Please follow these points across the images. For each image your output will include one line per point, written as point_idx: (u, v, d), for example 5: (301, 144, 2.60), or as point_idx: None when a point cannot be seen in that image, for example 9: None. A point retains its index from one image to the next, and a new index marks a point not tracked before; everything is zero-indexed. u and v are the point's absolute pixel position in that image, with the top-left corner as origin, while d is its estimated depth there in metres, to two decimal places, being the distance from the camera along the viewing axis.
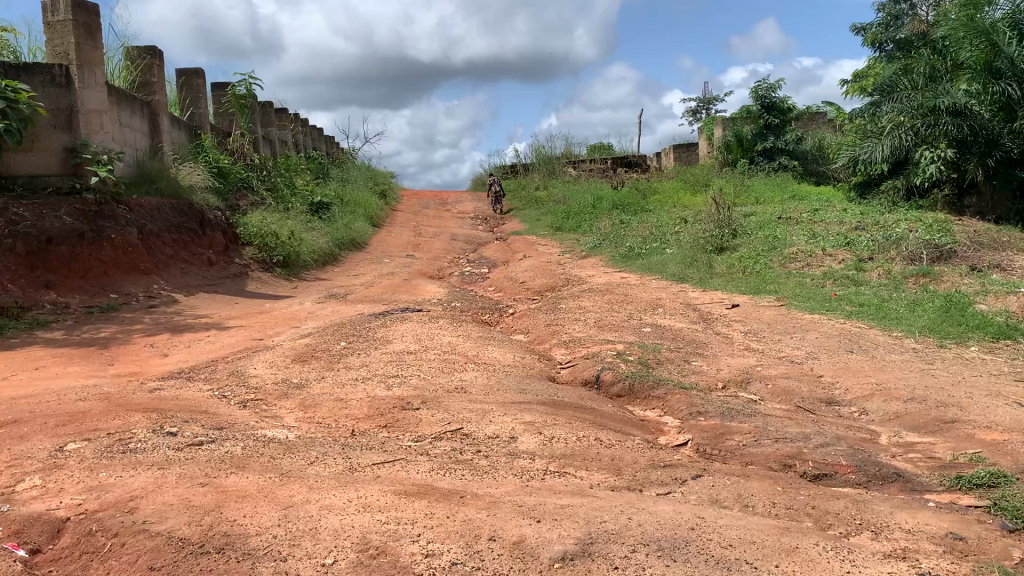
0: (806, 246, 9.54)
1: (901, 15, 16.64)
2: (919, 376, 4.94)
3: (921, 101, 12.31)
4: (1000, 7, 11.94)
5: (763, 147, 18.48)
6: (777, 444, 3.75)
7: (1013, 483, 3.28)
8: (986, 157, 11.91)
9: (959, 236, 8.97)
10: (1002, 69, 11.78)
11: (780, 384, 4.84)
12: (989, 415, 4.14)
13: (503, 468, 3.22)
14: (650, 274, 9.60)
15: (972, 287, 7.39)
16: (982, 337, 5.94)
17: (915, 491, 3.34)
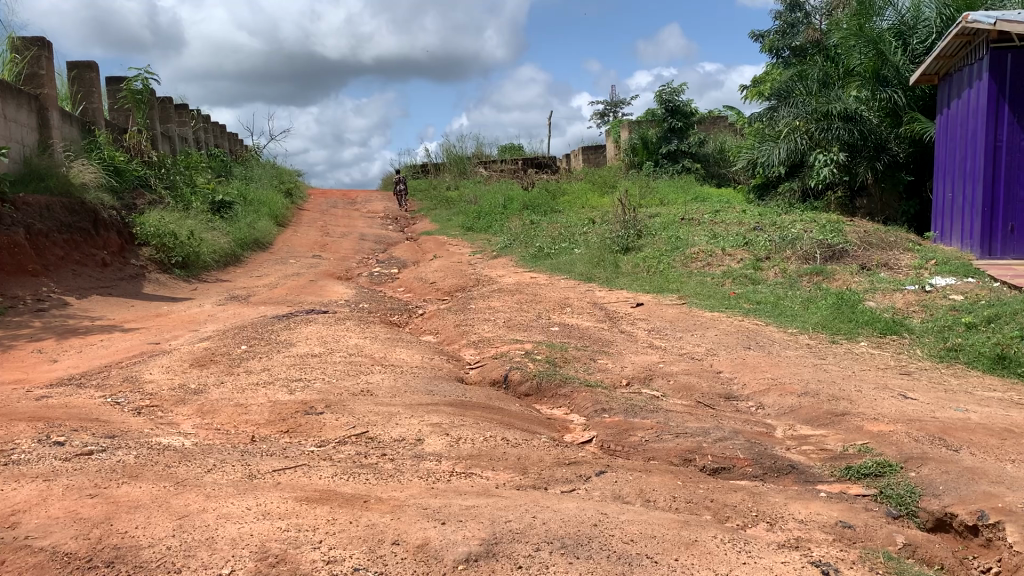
0: (707, 246, 9.80)
1: (797, 23, 17.32)
2: (812, 370, 5.13)
3: (814, 106, 12.85)
4: (887, 18, 12.42)
5: (668, 149, 18.94)
6: (678, 439, 3.84)
7: (897, 472, 3.44)
8: (876, 161, 12.48)
9: (850, 237, 9.37)
10: (888, 78, 12.25)
11: (681, 380, 4.96)
12: (876, 407, 4.33)
13: (409, 471, 3.20)
14: (559, 274, 9.71)
15: (862, 284, 7.73)
16: (871, 333, 6.22)
17: (807, 482, 3.46)
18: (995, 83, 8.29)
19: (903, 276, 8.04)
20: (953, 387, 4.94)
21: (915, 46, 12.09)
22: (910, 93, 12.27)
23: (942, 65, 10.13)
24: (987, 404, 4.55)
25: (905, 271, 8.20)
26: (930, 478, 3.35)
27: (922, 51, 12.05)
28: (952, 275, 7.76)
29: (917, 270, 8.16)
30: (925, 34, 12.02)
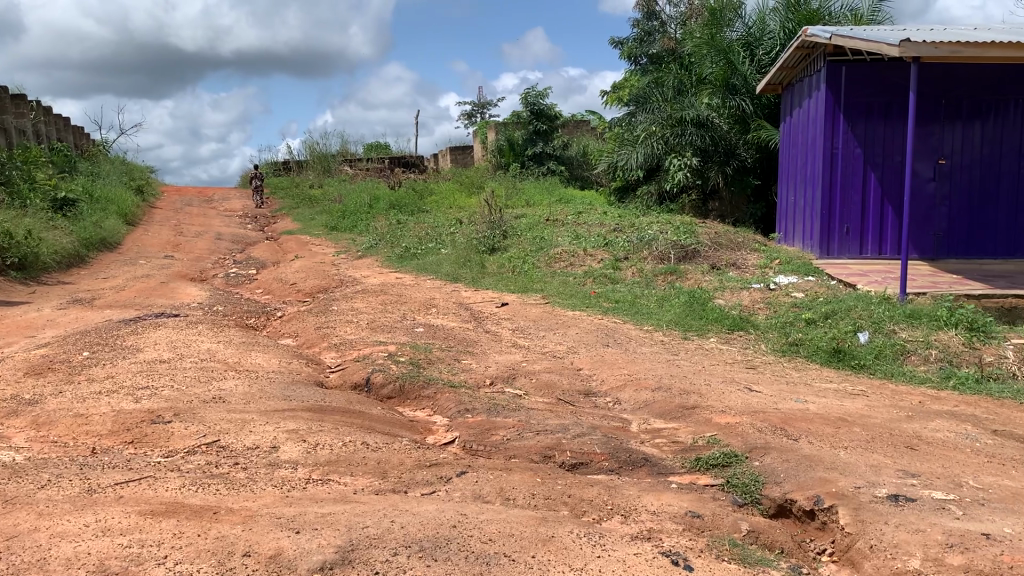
0: (570, 247, 10.01)
1: (653, 32, 17.94)
2: (666, 366, 5.33)
3: (669, 112, 13.38)
4: (736, 29, 13.09)
5: (533, 151, 19.22)
6: (538, 436, 3.88)
7: (743, 461, 3.62)
8: (726, 165, 13.14)
9: (702, 238, 9.79)
10: (737, 86, 12.87)
11: (543, 378, 5.03)
12: (725, 400, 4.54)
13: (262, 479, 3.10)
14: (424, 273, 9.66)
15: (713, 283, 8.08)
16: (720, 329, 6.52)
17: (660, 474, 3.59)
18: (832, 94, 8.83)
19: (750, 274, 8.47)
20: (794, 379, 5.25)
21: (761, 56, 12.75)
22: (757, 101, 12.91)
23: (785, 76, 10.75)
24: (824, 395, 4.86)
25: (751, 270, 8.64)
26: (772, 467, 3.54)
27: (768, 62, 12.71)
28: (794, 273, 8.23)
29: (763, 269, 8.61)
30: (769, 47, 12.70)
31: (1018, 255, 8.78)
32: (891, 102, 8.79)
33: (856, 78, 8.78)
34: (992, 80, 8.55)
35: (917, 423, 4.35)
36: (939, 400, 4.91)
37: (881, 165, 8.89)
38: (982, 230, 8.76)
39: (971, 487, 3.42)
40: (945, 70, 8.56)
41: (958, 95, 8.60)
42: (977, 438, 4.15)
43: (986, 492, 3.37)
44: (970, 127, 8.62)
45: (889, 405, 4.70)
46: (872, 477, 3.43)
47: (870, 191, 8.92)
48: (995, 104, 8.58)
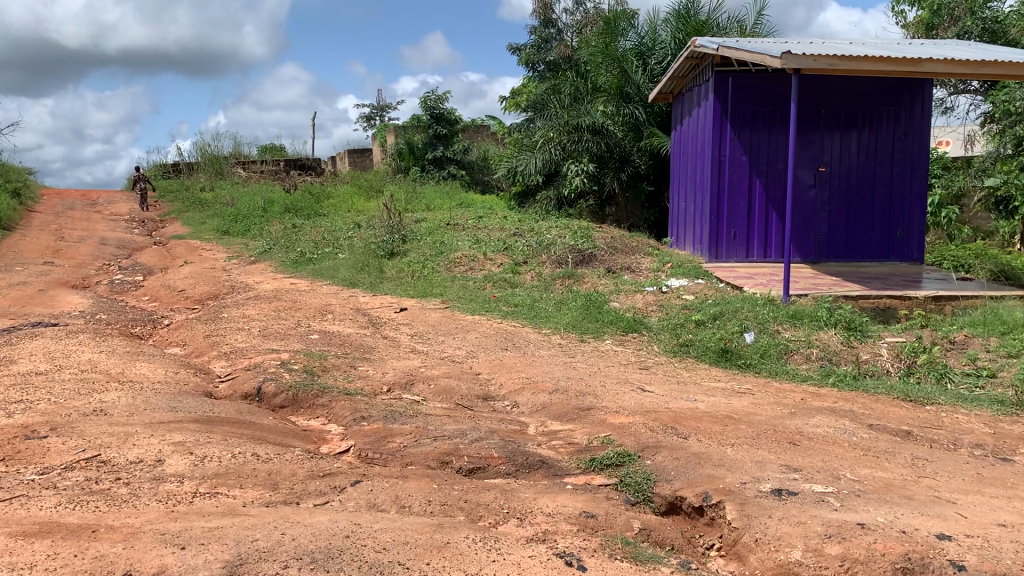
0: (470, 251, 10.02)
1: (550, 39, 18.15)
2: (563, 368, 5.40)
3: (566, 119, 13.55)
4: (629, 39, 13.35)
5: (433, 156, 19.15)
6: (435, 442, 3.86)
7: (635, 461, 3.70)
8: (620, 172, 13.42)
9: (598, 242, 9.97)
10: (631, 94, 13.17)
11: (441, 383, 5.02)
12: (619, 401, 4.63)
13: (146, 495, 2.97)
14: (320, 279, 9.50)
15: (608, 286, 8.23)
16: (615, 331, 6.65)
17: (556, 475, 3.62)
18: (720, 104, 9.13)
19: (644, 278, 8.67)
20: (685, 378, 5.41)
21: (653, 66, 13.11)
22: (650, 110, 13.27)
23: (676, 85, 11.06)
24: (713, 394, 5.02)
25: (645, 273, 8.86)
26: (663, 465, 3.64)
27: (660, 71, 13.07)
28: (685, 276, 8.49)
29: (656, 273, 8.83)
30: (661, 56, 13.08)
31: (892, 258, 9.28)
32: (775, 112, 9.16)
33: (742, 88, 9.11)
34: (867, 92, 9.00)
35: (799, 419, 4.54)
36: (820, 396, 5.15)
37: (766, 172, 9.26)
38: (860, 234, 9.22)
39: (849, 479, 3.60)
40: (824, 82, 8.98)
41: (836, 105, 9.03)
42: (854, 432, 4.37)
43: (861, 483, 3.55)
44: (848, 137, 9.07)
45: (773, 403, 4.90)
46: (757, 473, 3.56)
47: (756, 197, 9.27)
48: (870, 115, 9.05)
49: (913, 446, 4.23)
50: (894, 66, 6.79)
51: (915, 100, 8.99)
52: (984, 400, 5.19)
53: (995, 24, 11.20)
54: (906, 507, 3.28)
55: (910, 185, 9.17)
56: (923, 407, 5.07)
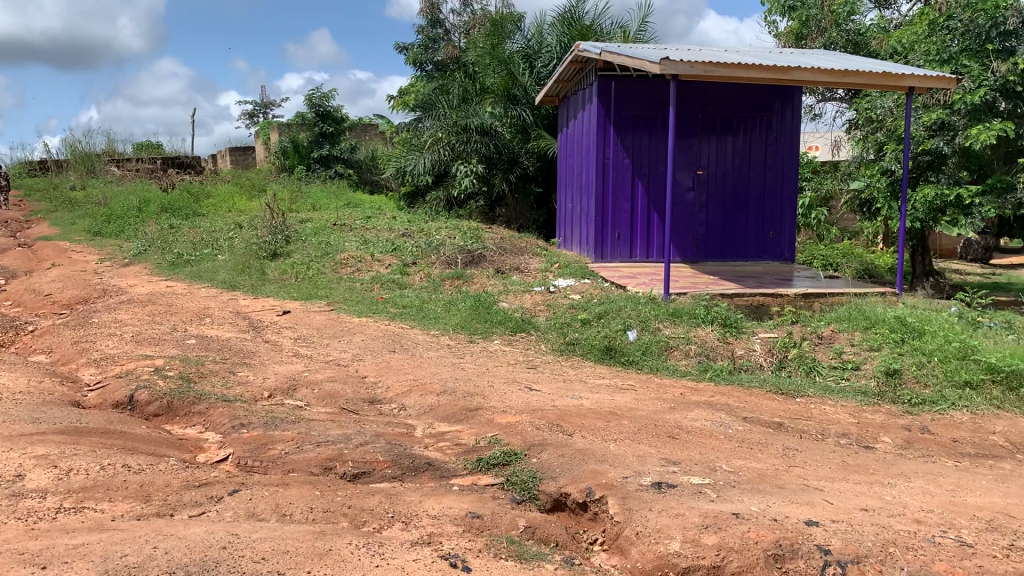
0: (356, 252, 9.88)
1: (438, 39, 18.18)
2: (451, 369, 5.39)
3: (454, 119, 13.47)
4: (516, 41, 13.48)
5: (320, 154, 18.76)
6: (318, 448, 3.78)
7: (521, 459, 3.73)
8: (509, 173, 13.52)
9: (487, 242, 10.01)
10: (518, 96, 13.34)
11: (325, 388, 4.92)
12: (506, 400, 4.66)
13: (4, 513, 2.80)
14: (199, 281, 9.17)
15: (497, 287, 8.27)
16: (503, 330, 6.68)
17: (443, 477, 3.59)
18: (603, 108, 9.31)
19: (532, 278, 8.76)
20: (571, 376, 5.49)
21: (539, 69, 13.28)
22: (537, 112, 13.52)
23: (562, 87, 11.23)
24: (597, 390, 5.12)
25: (533, 273, 8.96)
26: (548, 463, 3.68)
27: (546, 74, 13.30)
28: (572, 276, 8.64)
29: (544, 273, 8.93)
30: (547, 59, 13.24)
31: (765, 257, 9.71)
32: (655, 116, 9.42)
33: (625, 92, 9.31)
34: (741, 98, 9.36)
35: (679, 414, 4.68)
36: (698, 391, 5.33)
37: (648, 175, 9.51)
38: (735, 235, 9.60)
39: (724, 470, 3.74)
40: (702, 88, 9.29)
41: (713, 111, 9.35)
42: (729, 425, 4.54)
43: (736, 474, 3.70)
44: (723, 141, 9.41)
45: (654, 398, 5.04)
46: (638, 467, 3.65)
47: (638, 199, 9.51)
48: (744, 120, 9.42)
49: (784, 437, 4.44)
50: (766, 74, 7.08)
51: (785, 106, 9.42)
52: (849, 391, 5.49)
53: (857, 36, 11.83)
54: (777, 496, 3.43)
55: (781, 188, 9.60)
56: (794, 399, 5.33)
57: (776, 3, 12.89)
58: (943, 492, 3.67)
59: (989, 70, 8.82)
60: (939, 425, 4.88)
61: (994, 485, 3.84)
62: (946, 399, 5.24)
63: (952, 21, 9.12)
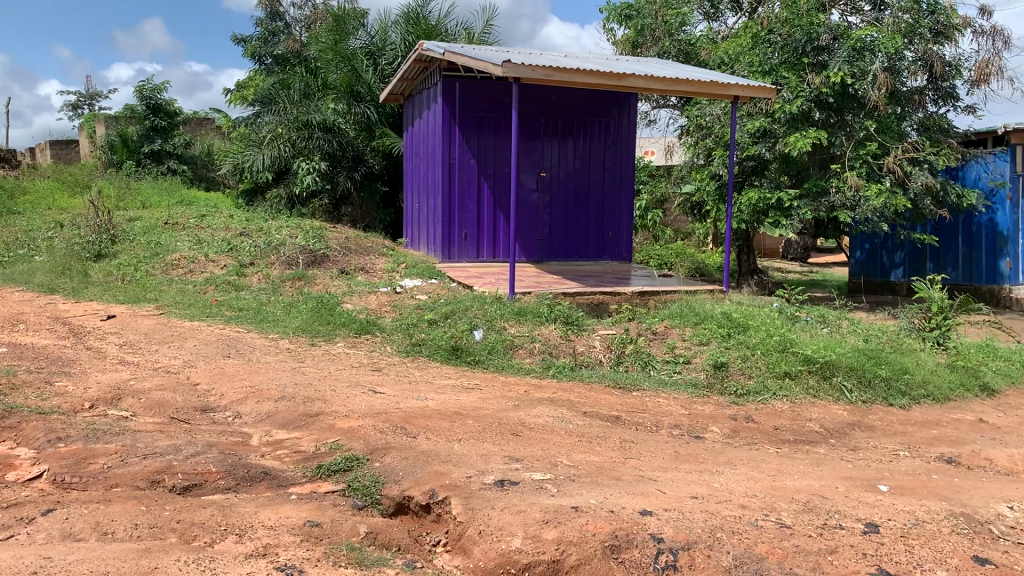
0: (190, 252, 9.43)
1: (277, 32, 17.59)
2: (290, 374, 5.23)
3: (295, 115, 13.13)
4: (359, 38, 13.25)
5: (151, 149, 17.79)
6: (144, 461, 3.57)
7: (364, 464, 3.67)
8: (354, 171, 13.33)
9: (330, 242, 9.81)
10: (361, 93, 13.26)
11: (153, 397, 4.65)
12: (348, 404, 4.58)
13: None
14: (12, 285, 8.46)
15: (340, 287, 8.12)
16: (347, 333, 6.55)
17: (280, 485, 3.46)
18: (447, 108, 9.29)
19: (378, 278, 8.66)
20: (416, 377, 5.46)
21: (383, 67, 13.25)
22: (381, 110, 13.46)
23: (405, 87, 11.23)
24: (442, 391, 5.12)
25: (379, 274, 8.85)
26: (391, 466, 3.63)
27: (390, 73, 13.27)
28: (419, 276, 8.61)
29: (389, 273, 8.85)
30: (391, 57, 13.22)
31: (605, 257, 10.04)
32: (498, 118, 9.52)
33: (469, 93, 9.35)
34: (581, 102, 9.63)
35: (522, 411, 4.75)
36: (541, 388, 5.43)
37: (493, 176, 9.61)
38: (577, 236, 9.85)
39: (565, 465, 3.82)
40: (544, 92, 9.47)
41: (555, 114, 9.55)
42: (571, 420, 4.65)
43: (576, 468, 3.79)
44: (565, 144, 9.64)
45: (499, 396, 5.10)
46: (482, 466, 3.67)
47: (483, 200, 9.59)
48: (584, 124, 9.69)
49: (621, 430, 4.59)
50: (603, 80, 7.30)
51: (621, 111, 9.79)
52: (681, 384, 5.76)
53: (688, 46, 12.46)
54: (614, 487, 3.54)
55: (619, 191, 9.96)
56: (630, 393, 5.53)
57: (613, 12, 13.30)
58: (765, 477, 3.91)
59: (805, 82, 9.47)
60: (762, 414, 5.19)
61: (811, 469, 4.12)
62: (768, 389, 5.60)
63: (772, 35, 9.76)
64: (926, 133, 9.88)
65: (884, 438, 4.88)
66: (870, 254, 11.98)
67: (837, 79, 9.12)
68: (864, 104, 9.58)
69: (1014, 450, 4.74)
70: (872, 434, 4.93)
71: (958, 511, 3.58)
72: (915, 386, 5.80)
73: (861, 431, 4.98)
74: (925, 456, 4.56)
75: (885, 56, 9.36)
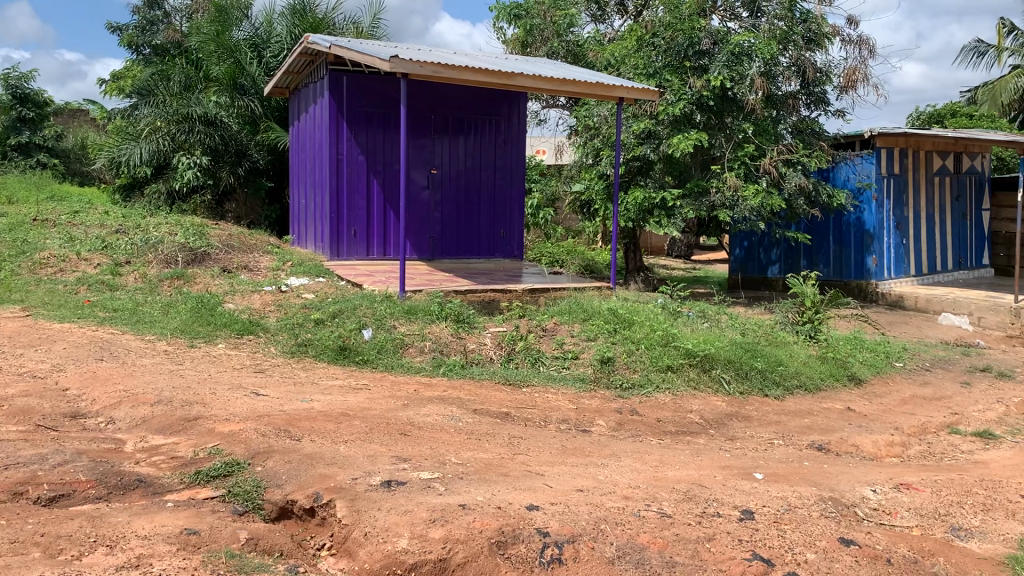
0: (60, 250, 8.96)
1: (156, 21, 16.96)
2: (168, 377, 5.03)
3: (175, 107, 12.56)
4: (243, 29, 13.00)
5: (18, 141, 16.75)
6: (6, 472, 3.36)
7: (245, 469, 3.56)
8: (237, 166, 12.92)
9: (212, 240, 9.50)
10: (245, 87, 12.87)
11: (18, 404, 4.39)
12: (229, 408, 4.44)
13: None
14: None
15: (221, 287, 7.85)
16: (229, 334, 6.35)
17: (156, 493, 3.32)
18: (335, 102, 9.13)
19: (262, 278, 8.42)
20: (302, 379, 5.34)
21: (268, 59, 12.96)
22: (266, 103, 13.12)
23: (291, 79, 10.93)
24: (329, 392, 5.03)
25: (263, 273, 8.61)
26: (274, 470, 3.55)
27: (275, 65, 12.99)
28: (305, 275, 8.41)
29: (274, 272, 8.63)
30: (277, 50, 12.98)
31: (497, 255, 10.10)
32: (388, 114, 9.43)
33: (357, 88, 9.22)
34: (472, 100, 9.65)
35: (410, 410, 4.72)
36: (431, 387, 5.41)
37: (382, 172, 9.51)
38: (469, 233, 9.86)
39: (453, 463, 3.82)
40: (434, 89, 9.43)
41: (445, 111, 9.53)
42: (460, 418, 4.66)
43: (464, 466, 3.79)
44: (456, 141, 9.63)
45: (387, 396, 5.05)
46: (368, 467, 3.63)
47: (373, 197, 9.48)
48: (475, 122, 9.72)
49: (510, 426, 4.63)
50: (491, 78, 7.32)
51: (512, 110, 9.86)
52: (569, 379, 5.85)
53: (576, 48, 12.68)
54: (502, 484, 3.56)
55: (510, 189, 10.04)
56: (520, 389, 5.58)
57: (503, 11, 13.33)
58: (648, 468, 4.02)
59: (686, 84, 9.76)
60: (646, 407, 5.33)
61: (691, 459, 4.26)
62: (652, 382, 5.75)
63: (655, 38, 10.00)
64: (798, 135, 10.34)
65: (759, 427, 5.09)
66: (748, 252, 12.54)
67: (718, 82, 9.45)
68: (742, 108, 9.97)
69: (878, 436, 5.03)
70: (748, 424, 5.14)
71: (827, 496, 3.77)
72: (788, 378, 6.08)
73: (738, 421, 5.18)
74: (798, 444, 4.79)
75: (761, 61, 9.73)
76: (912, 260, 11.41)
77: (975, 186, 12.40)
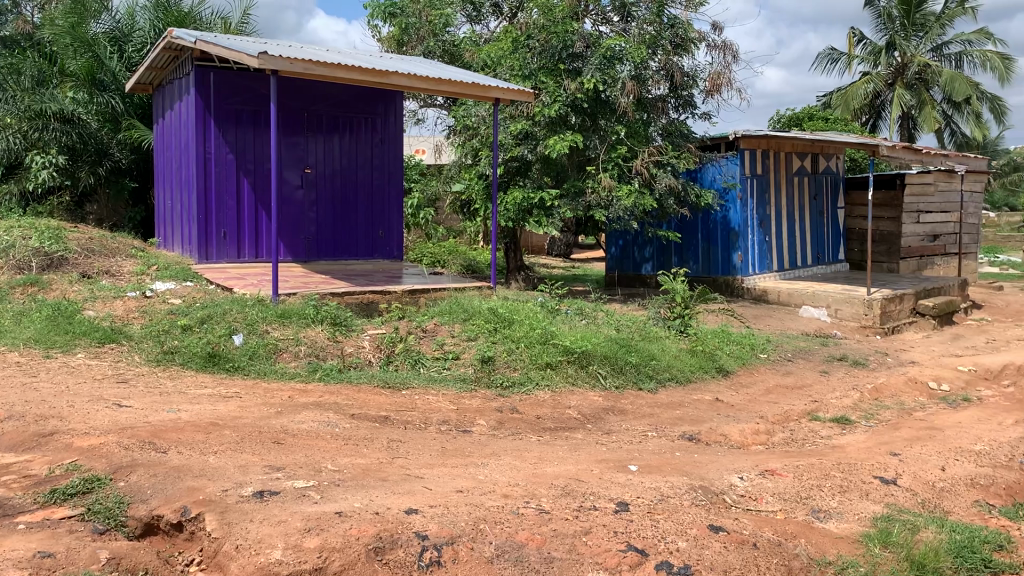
0: None
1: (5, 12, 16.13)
2: (19, 391, 4.70)
3: (27, 103, 11.72)
4: (102, 22, 12.46)
5: None
6: None
7: (106, 485, 3.38)
8: (97, 166, 12.18)
9: (70, 243, 8.99)
10: (105, 82, 12.32)
11: None
12: (88, 421, 4.21)
13: None
14: None
15: (80, 293, 7.44)
16: (88, 343, 6.02)
17: (6, 515, 3.11)
18: (201, 99, 8.81)
19: (125, 282, 8.04)
20: (168, 389, 5.10)
21: (131, 53, 12.46)
22: (128, 100, 12.52)
23: (156, 75, 10.44)
24: (197, 401, 4.84)
25: (126, 277, 8.21)
26: (137, 485, 3.38)
27: (138, 60, 12.51)
28: (172, 279, 8.07)
29: (138, 276, 8.26)
30: (139, 44, 12.53)
31: (376, 256, 9.97)
32: (258, 111, 9.17)
33: (225, 84, 8.93)
34: (346, 98, 9.50)
35: (284, 418, 4.60)
36: (306, 392, 5.29)
37: (253, 171, 9.24)
38: (346, 234, 9.70)
39: (329, 470, 3.75)
40: (307, 86, 9.24)
41: (319, 109, 9.35)
42: (337, 423, 4.57)
43: (341, 473, 3.72)
44: (330, 140, 9.46)
45: (260, 403, 4.90)
46: (239, 478, 3.51)
47: (243, 197, 9.20)
48: (350, 120, 9.58)
49: (389, 429, 4.58)
50: (365, 77, 7.22)
51: (388, 108, 9.77)
52: (450, 379, 5.83)
53: (452, 48, 12.69)
54: (379, 489, 3.52)
55: (387, 188, 9.94)
56: (399, 392, 5.53)
57: (378, 10, 13.21)
58: (527, 465, 4.06)
59: (561, 87, 9.91)
60: (525, 405, 5.39)
61: (568, 454, 4.33)
62: (531, 380, 5.82)
63: (531, 40, 10.12)
64: (667, 137, 10.69)
65: (634, 420, 5.23)
66: (623, 250, 12.83)
67: (591, 85, 9.67)
68: (615, 110, 10.25)
69: (744, 425, 5.25)
70: (623, 417, 5.27)
71: (696, 484, 3.91)
72: (660, 371, 6.29)
73: (613, 415, 5.30)
74: (670, 435, 4.94)
75: (632, 65, 10.02)
76: (774, 256, 12.00)
77: (831, 186, 13.13)
